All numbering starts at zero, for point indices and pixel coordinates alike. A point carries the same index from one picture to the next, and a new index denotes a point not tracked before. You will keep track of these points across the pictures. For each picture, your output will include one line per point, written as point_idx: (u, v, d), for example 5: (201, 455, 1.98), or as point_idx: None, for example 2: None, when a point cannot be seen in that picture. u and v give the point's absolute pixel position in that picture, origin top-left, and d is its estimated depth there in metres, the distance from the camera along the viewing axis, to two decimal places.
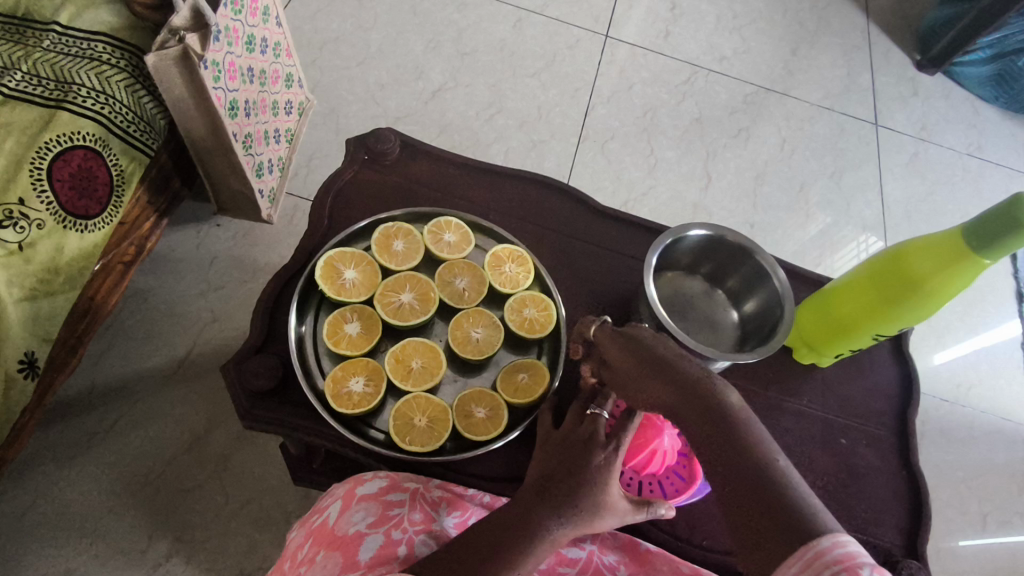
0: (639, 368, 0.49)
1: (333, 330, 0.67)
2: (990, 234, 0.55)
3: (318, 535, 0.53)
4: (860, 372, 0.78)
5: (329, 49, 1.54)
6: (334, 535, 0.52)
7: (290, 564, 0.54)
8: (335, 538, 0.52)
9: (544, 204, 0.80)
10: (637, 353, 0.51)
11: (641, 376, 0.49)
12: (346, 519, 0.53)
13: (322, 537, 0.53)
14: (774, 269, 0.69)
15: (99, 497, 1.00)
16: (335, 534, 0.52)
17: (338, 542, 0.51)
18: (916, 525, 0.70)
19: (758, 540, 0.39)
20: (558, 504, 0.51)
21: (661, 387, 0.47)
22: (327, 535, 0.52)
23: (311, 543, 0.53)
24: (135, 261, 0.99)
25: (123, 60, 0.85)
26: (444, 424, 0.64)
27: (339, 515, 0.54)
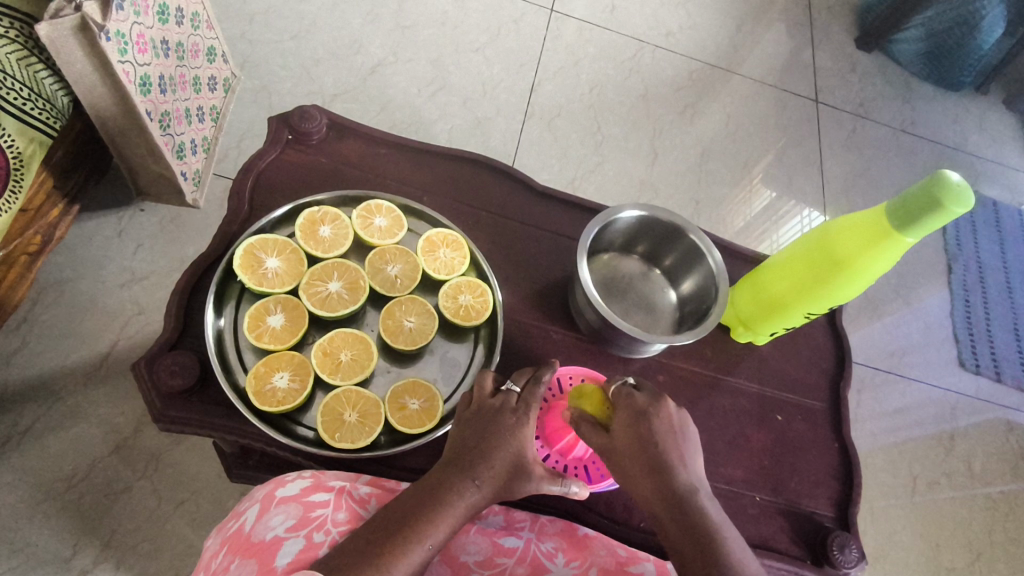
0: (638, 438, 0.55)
1: (254, 323, 0.63)
2: (911, 213, 0.55)
3: (232, 543, 0.49)
4: (796, 349, 0.79)
5: (259, 21, 1.45)
6: (250, 541, 0.48)
7: None
8: (250, 545, 0.48)
9: (480, 185, 0.77)
10: (644, 440, 0.55)
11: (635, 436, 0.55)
12: (264, 524, 0.49)
13: (236, 545, 0.49)
14: (710, 249, 0.68)
15: (17, 505, 0.93)
16: (250, 540, 0.48)
17: (254, 549, 0.47)
18: (846, 497, 0.72)
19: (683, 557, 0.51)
20: (469, 467, 0.54)
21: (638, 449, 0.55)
22: (242, 542, 0.49)
23: (225, 552, 0.49)
24: (42, 252, 0.91)
25: (12, 29, 0.76)
26: (375, 418, 0.61)
27: (256, 520, 0.50)
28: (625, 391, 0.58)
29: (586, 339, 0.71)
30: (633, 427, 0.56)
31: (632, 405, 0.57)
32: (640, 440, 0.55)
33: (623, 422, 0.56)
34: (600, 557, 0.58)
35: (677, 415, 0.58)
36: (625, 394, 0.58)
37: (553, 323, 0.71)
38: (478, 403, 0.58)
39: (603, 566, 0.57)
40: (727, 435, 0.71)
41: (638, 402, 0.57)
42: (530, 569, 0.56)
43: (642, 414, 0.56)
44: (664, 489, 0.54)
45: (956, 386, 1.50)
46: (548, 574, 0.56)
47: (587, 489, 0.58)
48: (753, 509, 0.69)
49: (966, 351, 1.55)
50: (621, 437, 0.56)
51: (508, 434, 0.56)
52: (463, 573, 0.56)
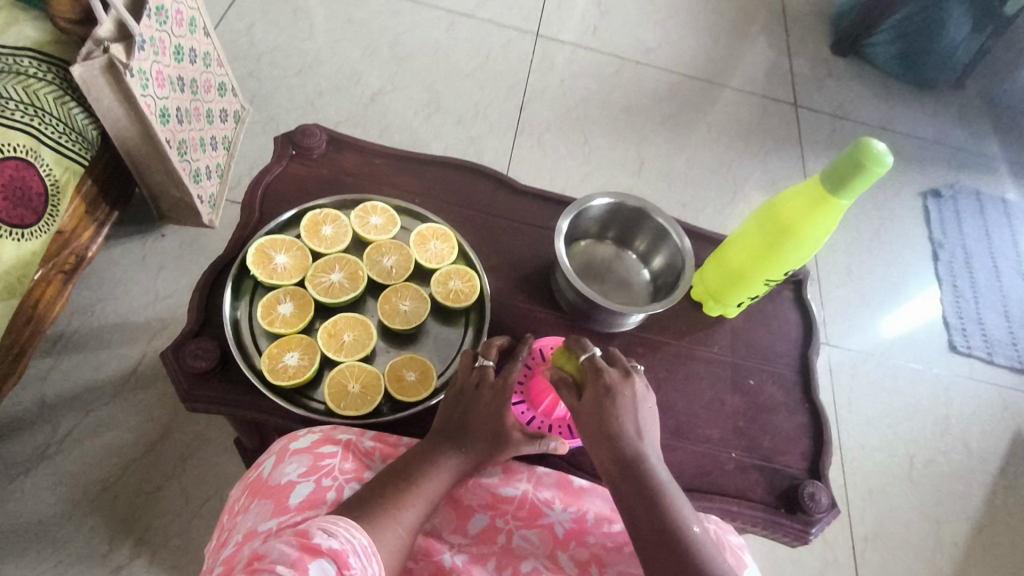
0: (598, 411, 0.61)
1: (267, 311, 0.71)
2: (842, 177, 0.62)
3: (252, 487, 0.57)
4: (765, 320, 0.85)
5: (265, 60, 1.57)
6: (268, 485, 0.56)
7: (229, 513, 0.58)
8: (268, 488, 0.55)
9: (466, 186, 0.85)
10: (604, 411, 0.61)
11: (598, 408, 0.61)
12: (279, 471, 0.57)
13: (256, 488, 0.56)
14: (674, 228, 0.76)
15: (55, 507, 1.00)
16: (268, 484, 0.56)
17: (270, 491, 0.55)
18: (818, 452, 0.77)
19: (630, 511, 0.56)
20: (455, 438, 0.61)
21: (596, 418, 0.61)
22: (261, 485, 0.56)
23: (246, 494, 0.57)
24: (76, 271, 0.99)
25: (49, 73, 0.87)
26: (376, 388, 0.68)
27: (273, 468, 0.57)
28: (593, 364, 0.63)
29: (568, 317, 0.78)
30: (597, 399, 0.61)
31: (598, 378, 0.62)
32: (601, 409, 0.61)
33: (589, 394, 0.62)
34: (595, 505, 0.63)
35: (641, 390, 0.64)
36: (594, 365, 0.63)
37: (537, 305, 0.79)
38: (460, 377, 0.65)
39: (599, 511, 0.63)
40: (703, 400, 0.77)
41: (604, 376, 0.62)
42: (530, 511, 0.62)
43: (606, 389, 0.62)
44: (617, 456, 0.59)
45: (947, 368, 1.54)
46: (546, 515, 0.62)
47: (566, 445, 0.65)
48: (730, 464, 0.74)
49: (957, 335, 1.59)
50: (586, 407, 0.62)
51: (489, 405, 0.63)
52: (469, 513, 0.63)
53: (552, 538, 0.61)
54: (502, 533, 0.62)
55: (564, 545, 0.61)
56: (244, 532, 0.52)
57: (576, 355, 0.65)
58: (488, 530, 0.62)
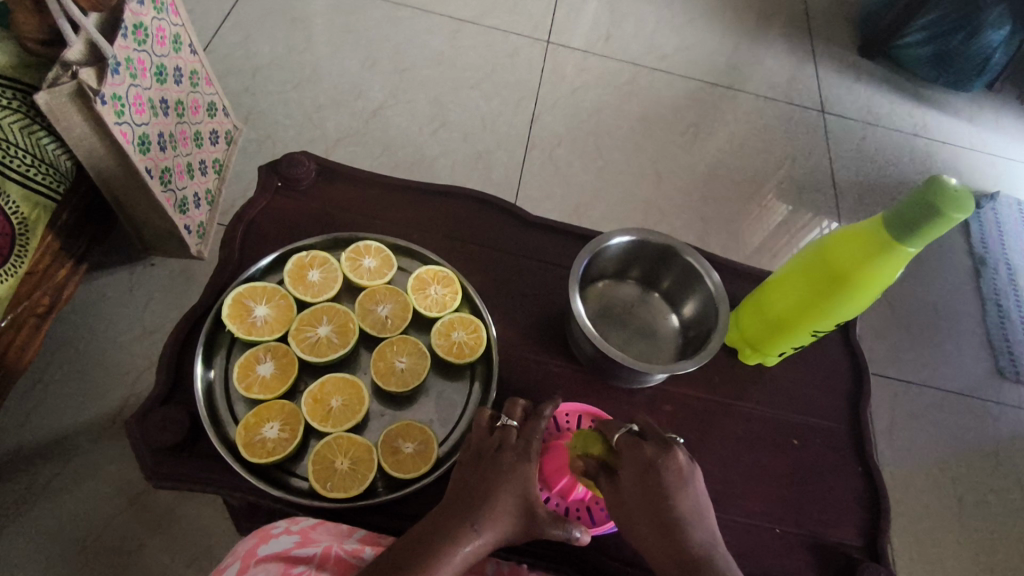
0: (646, 495, 0.52)
1: (244, 373, 0.62)
2: (910, 219, 0.52)
3: None
4: (809, 368, 0.75)
5: (262, 74, 1.49)
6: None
7: None
8: None
9: (470, 219, 0.76)
10: (651, 493, 0.52)
11: (645, 493, 0.52)
12: None
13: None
14: (707, 271, 0.66)
15: (31, 567, 0.93)
16: None
17: None
18: (875, 526, 0.67)
19: None
20: (470, 511, 0.52)
21: (645, 504, 0.52)
22: None
23: None
24: (51, 312, 0.92)
25: (15, 100, 0.79)
26: (368, 464, 0.59)
27: None
28: (630, 437, 0.55)
29: (586, 372, 0.69)
30: (642, 479, 0.53)
31: (639, 452, 0.53)
32: (648, 492, 0.52)
33: (631, 471, 0.53)
34: None
35: (689, 465, 0.54)
36: (631, 439, 0.55)
37: (552, 357, 0.69)
38: (477, 440, 0.57)
39: None
40: (743, 464, 0.68)
41: (647, 450, 0.53)
42: None
43: (651, 464, 0.53)
44: (674, 551, 0.50)
45: (995, 396, 1.42)
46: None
47: (589, 535, 0.55)
48: (776, 542, 0.64)
49: (1004, 358, 1.47)
50: (629, 490, 0.53)
51: (511, 472, 0.55)
52: None
53: None
54: None
55: None
56: None
57: (606, 430, 0.57)
58: None
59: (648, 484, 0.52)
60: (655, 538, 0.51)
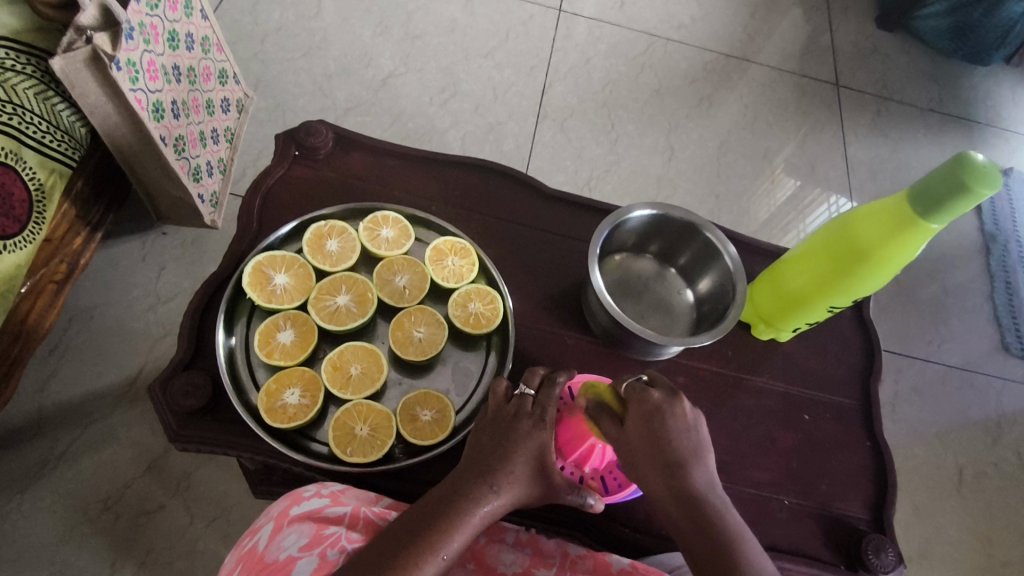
0: (650, 440, 0.54)
1: (265, 340, 0.63)
2: (934, 197, 0.52)
3: (247, 562, 0.50)
4: (822, 343, 0.76)
5: (271, 41, 1.47)
6: (264, 562, 0.49)
7: None
8: (264, 565, 0.49)
9: (487, 190, 0.76)
10: (656, 436, 0.54)
11: (649, 439, 0.54)
12: (277, 544, 0.50)
13: (250, 564, 0.50)
14: (725, 245, 0.66)
15: (55, 527, 0.96)
16: (265, 560, 0.49)
17: (268, 569, 0.48)
18: (881, 499, 0.68)
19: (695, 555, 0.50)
20: (486, 475, 0.53)
21: (649, 447, 0.54)
22: (257, 561, 0.50)
23: (240, 570, 0.50)
24: (68, 279, 0.93)
25: (28, 65, 0.79)
26: (387, 431, 0.61)
27: (270, 539, 0.51)
28: (636, 386, 0.57)
29: (601, 344, 0.70)
30: (646, 423, 0.54)
31: (644, 398, 0.55)
32: (651, 435, 0.54)
33: (635, 417, 0.55)
34: None
35: (692, 413, 0.56)
36: (638, 389, 0.56)
37: (567, 329, 0.70)
38: (494, 407, 0.58)
39: None
40: (751, 437, 0.69)
41: (651, 397, 0.55)
42: None
43: (654, 410, 0.55)
44: (676, 490, 0.53)
45: (1001, 373, 1.44)
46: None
47: (602, 503, 0.57)
48: (782, 512, 0.66)
49: (1011, 336, 1.48)
50: (633, 433, 0.55)
51: (527, 439, 0.56)
52: None
53: None
54: None
55: None
56: None
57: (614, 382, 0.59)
58: None
59: (652, 430, 0.54)
60: (657, 478, 0.53)
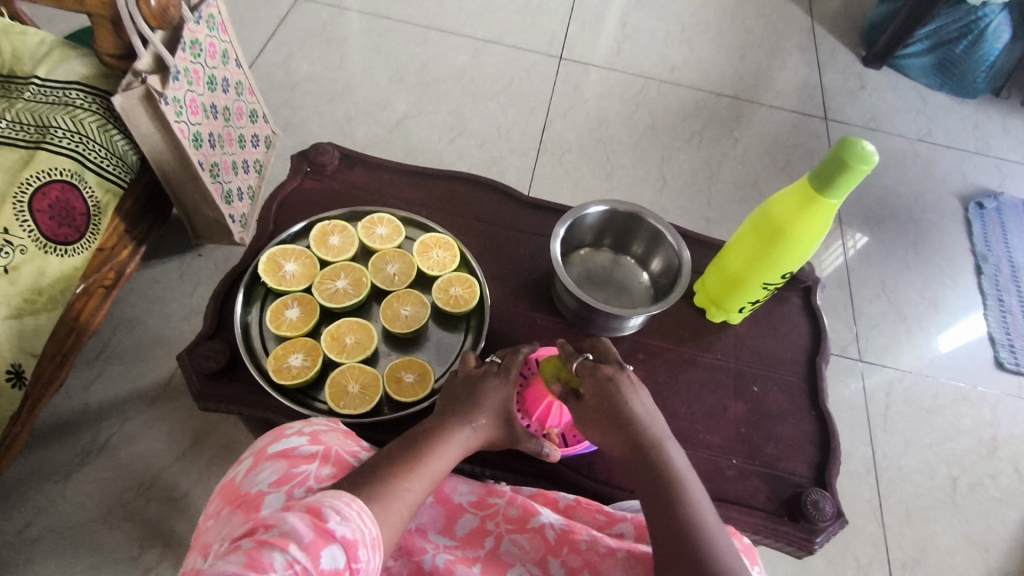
0: (605, 408, 0.62)
1: (276, 316, 0.75)
2: (829, 175, 0.62)
3: (227, 493, 0.55)
4: (773, 329, 0.84)
5: (300, 89, 1.66)
6: (241, 493, 0.53)
7: (205, 514, 0.56)
8: (240, 496, 0.53)
9: (469, 198, 0.88)
10: (608, 402, 0.62)
11: (605, 407, 0.62)
12: (253, 478, 0.54)
13: (230, 495, 0.54)
14: (671, 235, 0.76)
15: (92, 510, 1.06)
16: (241, 492, 0.54)
17: (242, 501, 0.52)
18: (825, 460, 0.75)
19: (649, 501, 0.58)
20: (462, 415, 0.62)
21: (605, 412, 0.62)
22: (235, 493, 0.54)
23: (220, 500, 0.55)
24: (115, 286, 1.07)
25: (94, 104, 0.96)
26: (375, 389, 0.71)
27: (248, 473, 0.55)
28: (588, 364, 0.64)
29: (568, 324, 0.79)
30: (600, 392, 0.63)
31: (597, 372, 0.63)
32: (605, 401, 0.62)
33: (592, 387, 0.63)
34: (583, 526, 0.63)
35: (636, 386, 0.64)
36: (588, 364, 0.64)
37: (537, 311, 0.80)
38: (465, 369, 0.66)
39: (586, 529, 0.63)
40: (703, 405, 0.77)
41: (602, 369, 0.63)
42: (522, 512, 0.62)
43: (606, 379, 0.63)
44: (630, 443, 0.61)
45: (994, 387, 1.46)
46: (538, 516, 0.61)
47: (558, 453, 0.65)
48: (731, 471, 0.73)
49: (1004, 351, 1.51)
50: (591, 401, 0.63)
51: (494, 391, 0.64)
52: (458, 513, 0.62)
53: (543, 543, 0.60)
54: (490, 537, 0.60)
55: (555, 550, 0.59)
56: (213, 542, 0.50)
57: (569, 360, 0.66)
58: (476, 532, 0.61)
59: (607, 399, 0.62)
60: (616, 436, 0.62)
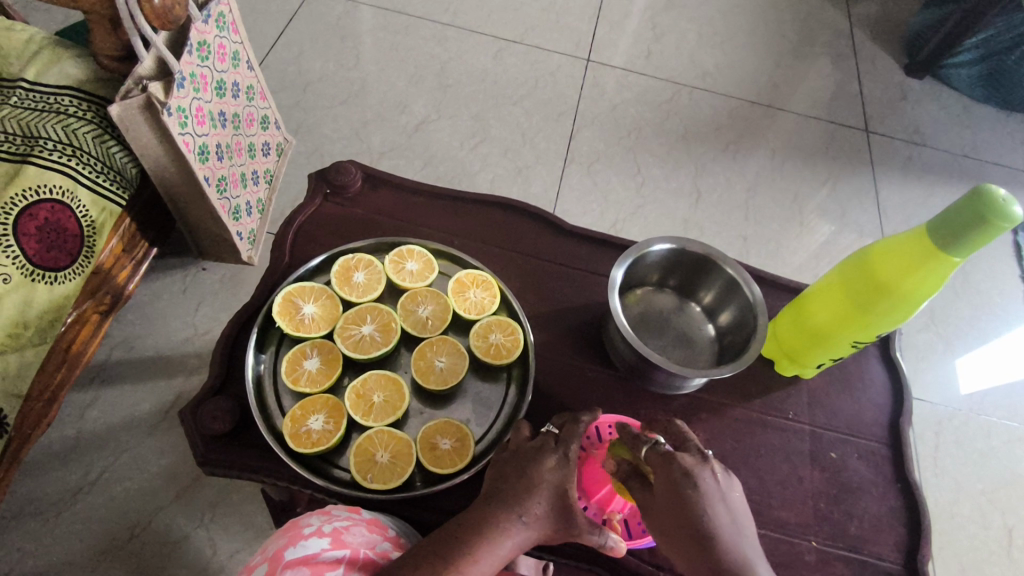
0: (681, 518, 0.51)
1: (292, 367, 0.65)
2: (956, 228, 0.52)
3: None
4: (853, 385, 0.74)
5: (312, 90, 1.56)
6: None
7: None
8: None
9: (509, 227, 0.79)
10: (685, 509, 0.51)
11: (682, 514, 0.51)
12: None
13: None
14: (747, 281, 0.67)
15: (81, 555, 0.97)
16: None
17: None
18: (916, 543, 0.65)
19: None
20: (511, 506, 0.53)
21: (680, 519, 0.51)
22: None
23: None
24: (111, 310, 0.97)
25: (89, 112, 0.85)
26: (407, 458, 0.61)
27: None
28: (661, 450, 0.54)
29: (622, 377, 0.70)
30: (675, 491, 0.52)
31: (670, 466, 0.53)
32: (681, 506, 0.51)
33: (664, 485, 0.52)
34: None
35: (722, 480, 0.53)
36: (661, 452, 0.54)
37: (587, 362, 0.70)
38: (516, 443, 0.58)
39: None
40: (776, 475, 0.67)
41: (677, 462, 0.53)
42: None
43: (682, 475, 0.52)
44: (714, 565, 0.49)
45: None
46: None
47: (623, 545, 0.53)
48: (811, 556, 0.63)
49: None
50: (664, 505, 0.52)
51: (550, 473, 0.55)
52: None
53: None
54: None
55: None
56: None
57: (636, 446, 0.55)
58: None
59: (682, 503, 0.51)
60: (692, 551, 0.50)
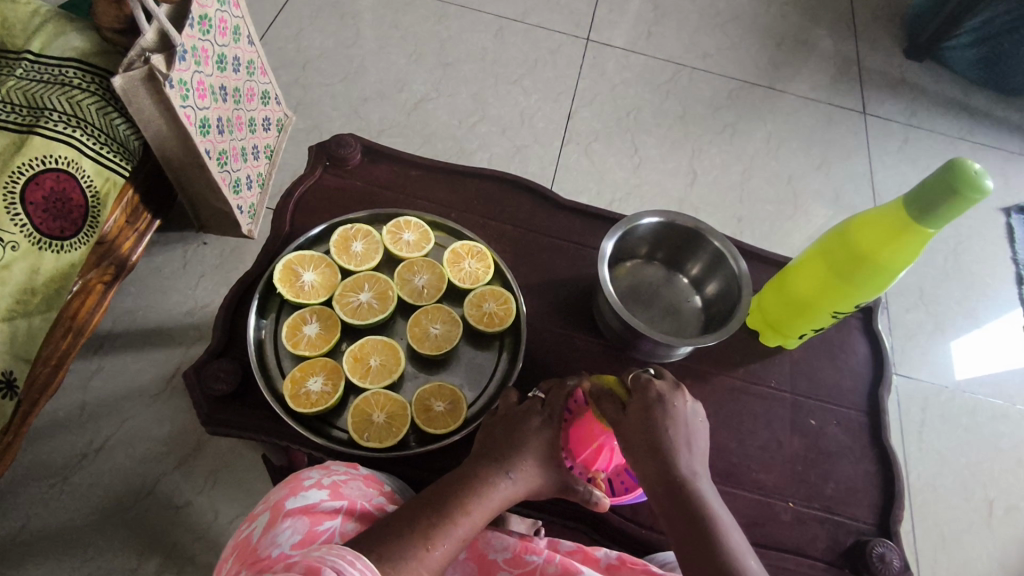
0: (646, 433, 0.56)
1: (293, 333, 0.68)
2: (930, 201, 0.54)
3: (241, 551, 0.50)
4: (834, 357, 0.76)
5: (312, 66, 1.57)
6: (257, 554, 0.48)
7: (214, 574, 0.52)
8: (257, 558, 0.48)
9: (504, 200, 0.80)
10: (654, 425, 0.57)
11: (647, 427, 0.56)
12: (271, 538, 0.49)
13: (245, 555, 0.49)
14: (733, 254, 0.69)
15: (88, 517, 1.00)
16: (258, 553, 0.48)
17: (260, 564, 0.47)
18: (889, 505, 0.68)
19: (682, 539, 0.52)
20: (501, 460, 0.56)
21: (643, 432, 0.56)
22: (251, 553, 0.49)
23: (233, 560, 0.50)
24: (115, 281, 0.99)
25: (92, 84, 0.87)
26: (402, 420, 0.64)
27: (264, 532, 0.50)
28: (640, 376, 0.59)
29: (610, 346, 0.72)
30: (644, 411, 0.57)
31: (646, 389, 0.58)
32: (648, 422, 0.57)
33: (636, 404, 0.58)
34: None
35: (689, 407, 0.59)
36: (642, 378, 0.59)
37: (577, 331, 0.73)
38: (506, 407, 0.60)
39: None
40: (757, 441, 0.70)
41: (653, 387, 0.58)
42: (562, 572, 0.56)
43: (655, 398, 0.57)
44: (666, 475, 0.55)
45: None
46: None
47: (608, 501, 0.58)
48: (787, 516, 0.66)
49: None
50: (632, 421, 0.57)
51: (537, 434, 0.58)
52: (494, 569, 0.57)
53: None
54: None
55: None
56: None
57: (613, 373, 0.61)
58: None
59: (649, 420, 0.57)
60: (650, 462, 0.56)
